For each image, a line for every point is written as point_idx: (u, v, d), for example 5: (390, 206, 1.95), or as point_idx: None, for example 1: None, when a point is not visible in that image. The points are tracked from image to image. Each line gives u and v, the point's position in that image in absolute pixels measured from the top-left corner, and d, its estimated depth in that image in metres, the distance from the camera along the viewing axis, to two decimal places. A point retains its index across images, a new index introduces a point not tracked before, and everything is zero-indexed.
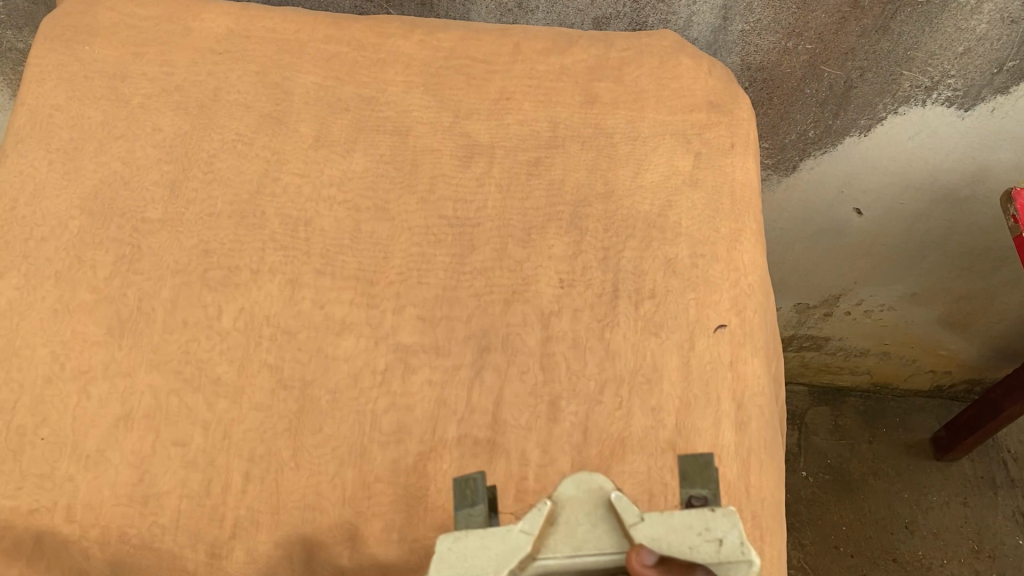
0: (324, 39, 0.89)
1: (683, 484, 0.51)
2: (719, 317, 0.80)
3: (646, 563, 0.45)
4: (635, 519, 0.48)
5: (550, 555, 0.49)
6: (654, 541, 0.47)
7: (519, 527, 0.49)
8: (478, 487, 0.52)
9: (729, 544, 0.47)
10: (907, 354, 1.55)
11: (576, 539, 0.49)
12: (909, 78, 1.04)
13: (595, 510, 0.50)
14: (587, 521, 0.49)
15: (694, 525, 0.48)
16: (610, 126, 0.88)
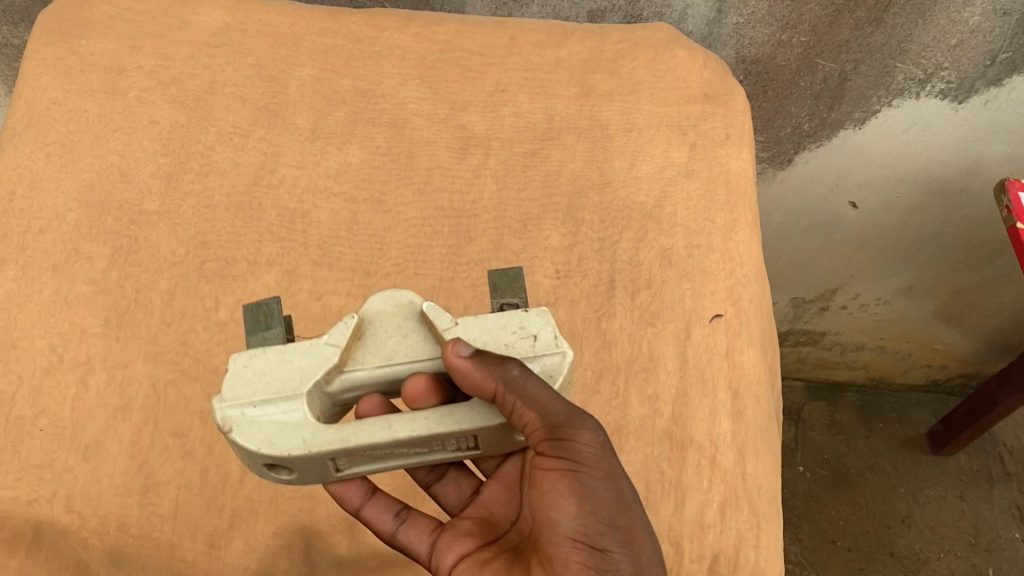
0: (319, 32, 0.90)
1: (493, 293, 0.57)
2: (715, 307, 0.80)
3: (462, 353, 0.51)
4: (447, 324, 0.54)
5: (358, 361, 0.54)
6: (468, 340, 0.54)
7: (324, 339, 0.53)
8: (274, 311, 0.55)
9: (543, 337, 0.54)
10: (904, 349, 1.55)
11: (383, 349, 0.55)
12: (903, 71, 1.05)
13: (402, 322, 0.56)
14: (399, 332, 0.55)
15: (505, 324, 0.55)
16: (606, 117, 0.89)
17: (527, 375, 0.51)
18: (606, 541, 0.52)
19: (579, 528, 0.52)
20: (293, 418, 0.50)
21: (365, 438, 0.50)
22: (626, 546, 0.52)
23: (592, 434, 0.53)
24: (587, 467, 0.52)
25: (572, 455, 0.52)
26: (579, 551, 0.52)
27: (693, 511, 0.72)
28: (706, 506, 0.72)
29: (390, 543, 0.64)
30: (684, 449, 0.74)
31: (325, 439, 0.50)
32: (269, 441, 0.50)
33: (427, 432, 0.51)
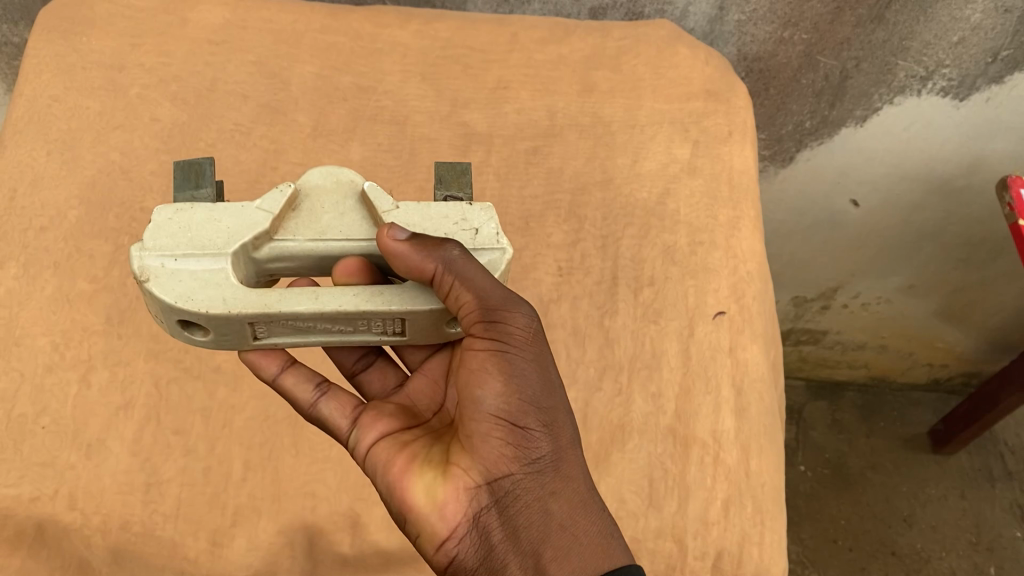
0: (320, 29, 0.89)
1: (436, 187, 0.59)
2: (718, 304, 0.80)
3: (398, 238, 0.52)
4: (387, 206, 0.55)
5: (288, 231, 0.55)
6: (407, 223, 0.55)
7: (257, 205, 0.54)
8: (207, 173, 0.55)
9: (483, 232, 0.56)
10: (905, 348, 1.54)
11: (316, 222, 0.56)
12: (904, 68, 1.05)
13: (339, 201, 0.57)
14: (335, 212, 0.56)
15: (443, 215, 0.57)
16: (608, 114, 0.89)
17: (465, 258, 0.51)
18: (528, 421, 0.51)
19: (503, 405, 0.51)
20: (215, 276, 0.51)
21: (289, 306, 0.51)
22: (546, 429, 0.52)
23: (524, 318, 0.52)
24: (515, 349, 0.52)
25: (499, 335, 0.51)
26: (498, 430, 0.51)
27: (697, 508, 0.72)
28: (710, 503, 0.72)
29: (310, 418, 0.62)
30: (688, 446, 0.74)
31: (247, 301, 0.50)
32: (186, 293, 0.50)
33: (353, 308, 0.51)
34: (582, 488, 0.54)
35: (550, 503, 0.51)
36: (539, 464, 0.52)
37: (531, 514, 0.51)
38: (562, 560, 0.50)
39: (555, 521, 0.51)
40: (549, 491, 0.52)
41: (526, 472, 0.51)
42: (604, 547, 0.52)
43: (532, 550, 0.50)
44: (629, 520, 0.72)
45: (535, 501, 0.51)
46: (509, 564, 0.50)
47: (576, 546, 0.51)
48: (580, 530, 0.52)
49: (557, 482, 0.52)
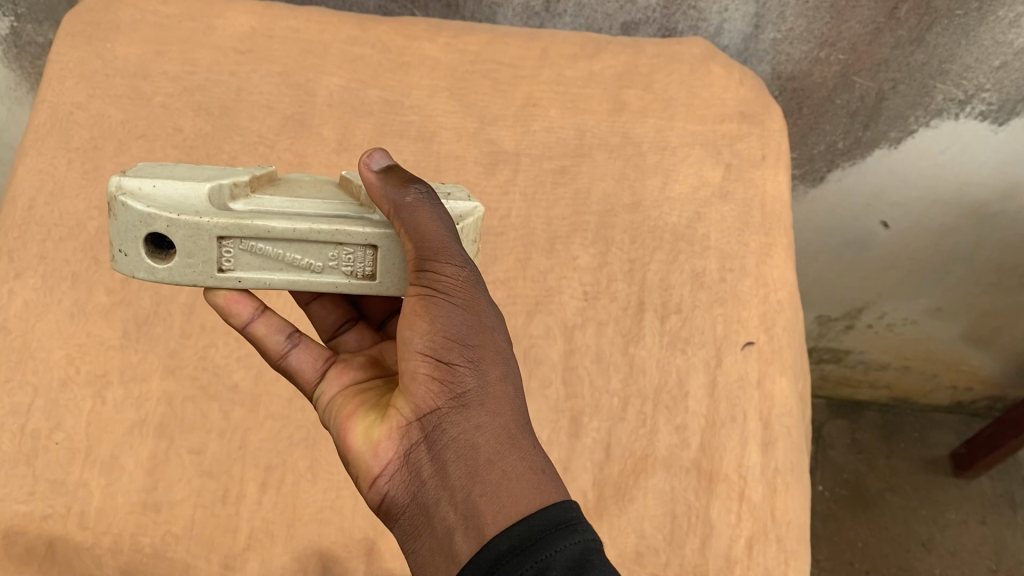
0: (348, 40, 0.86)
1: None
2: (747, 334, 0.78)
3: (372, 175, 0.52)
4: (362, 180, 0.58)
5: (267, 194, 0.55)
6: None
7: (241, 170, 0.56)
8: None
9: (454, 197, 0.56)
10: (929, 369, 1.50)
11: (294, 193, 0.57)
12: (943, 91, 1.02)
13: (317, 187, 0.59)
14: (313, 189, 0.58)
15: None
16: (639, 135, 0.86)
17: (419, 201, 0.50)
18: (453, 357, 0.48)
19: (429, 344, 0.48)
20: (192, 197, 0.51)
21: (263, 221, 0.51)
22: (476, 366, 0.48)
23: (459, 265, 0.49)
24: (447, 295, 0.48)
25: (431, 274, 0.49)
26: (426, 367, 0.48)
27: (720, 546, 0.70)
28: (733, 541, 0.70)
29: (277, 368, 0.59)
30: (713, 481, 0.73)
31: (221, 213, 0.51)
32: (156, 202, 0.50)
33: (326, 228, 0.52)
34: (517, 426, 0.48)
35: (476, 438, 0.47)
36: (464, 401, 0.48)
37: (456, 448, 0.47)
38: (490, 497, 0.45)
39: (482, 456, 0.46)
40: (476, 424, 0.47)
41: (451, 407, 0.47)
42: (542, 485, 0.46)
43: (461, 485, 0.46)
44: (650, 556, 0.71)
45: (459, 436, 0.47)
46: (439, 500, 0.47)
47: (507, 480, 0.46)
48: (513, 469, 0.46)
49: (485, 417, 0.47)
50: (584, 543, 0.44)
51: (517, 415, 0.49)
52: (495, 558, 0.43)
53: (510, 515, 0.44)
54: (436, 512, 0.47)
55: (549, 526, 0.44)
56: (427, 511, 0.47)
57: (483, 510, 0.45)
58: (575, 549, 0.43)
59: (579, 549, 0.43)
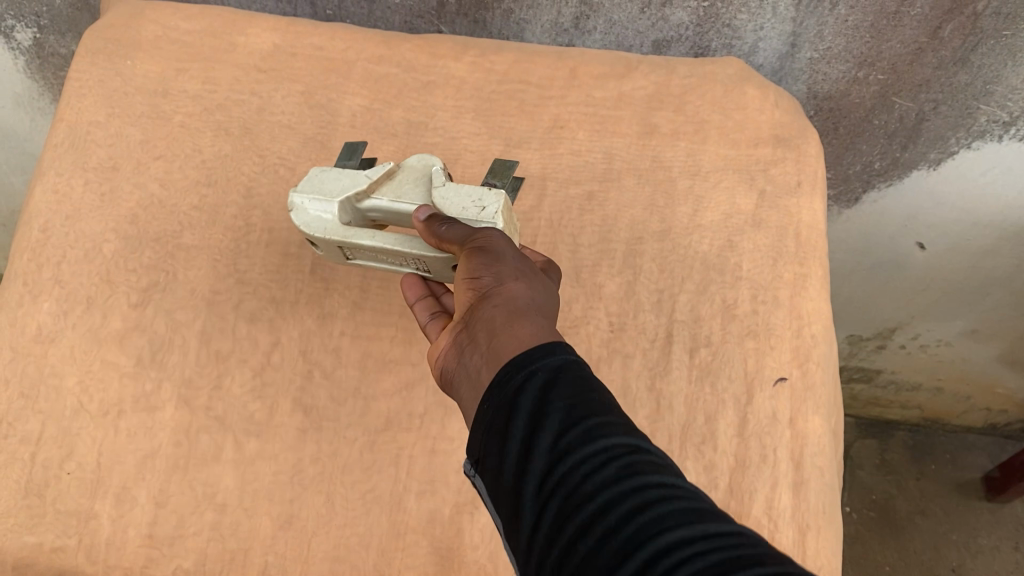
0: (371, 58, 0.84)
1: (486, 178, 0.68)
2: (779, 370, 0.75)
3: (420, 217, 0.61)
4: (437, 181, 0.64)
5: (376, 196, 0.66)
6: (439, 198, 0.63)
7: (365, 173, 0.67)
8: (359, 151, 0.71)
9: (486, 210, 0.62)
10: (962, 390, 1.45)
11: (398, 190, 0.67)
12: (987, 113, 0.97)
13: (417, 179, 0.67)
14: (412, 183, 0.67)
15: (473, 196, 0.63)
16: (669, 159, 0.83)
17: (448, 227, 0.58)
18: (484, 264, 0.53)
19: (466, 264, 0.54)
20: (328, 209, 0.66)
21: (358, 240, 0.65)
22: (496, 270, 0.53)
23: (491, 230, 0.57)
24: (482, 240, 0.56)
25: (465, 238, 0.56)
26: (463, 283, 0.54)
27: None
28: None
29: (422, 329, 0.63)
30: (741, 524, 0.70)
31: (337, 230, 0.65)
32: (306, 216, 0.66)
33: (397, 247, 0.64)
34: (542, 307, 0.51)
35: (496, 310, 0.50)
36: (490, 290, 0.52)
37: (482, 322, 0.51)
38: (501, 341, 0.48)
39: (499, 319, 0.50)
40: (497, 301, 0.51)
41: (481, 297, 0.52)
42: (546, 333, 0.48)
43: (483, 343, 0.49)
44: None
45: (486, 313, 0.51)
46: (473, 362, 0.50)
47: (517, 331, 0.48)
48: (518, 324, 0.49)
49: (507, 297, 0.51)
50: (575, 374, 0.44)
51: (536, 304, 0.51)
52: (495, 381, 0.45)
53: (512, 351, 0.47)
54: (471, 372, 0.50)
55: (534, 353, 0.45)
56: (467, 375, 0.50)
57: (495, 352, 0.48)
58: (557, 366, 0.44)
59: (559, 376, 0.43)
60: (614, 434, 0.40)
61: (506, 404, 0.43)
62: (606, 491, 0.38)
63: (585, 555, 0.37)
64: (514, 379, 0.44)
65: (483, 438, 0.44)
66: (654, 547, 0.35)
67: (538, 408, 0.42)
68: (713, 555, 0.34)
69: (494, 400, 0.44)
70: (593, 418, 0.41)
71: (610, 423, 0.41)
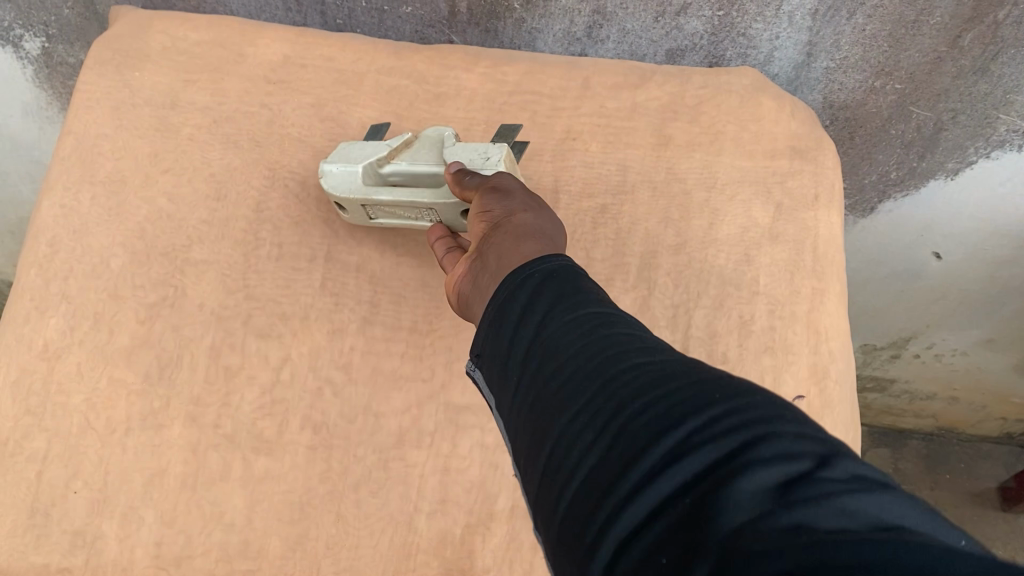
0: (383, 69, 0.83)
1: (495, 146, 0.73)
2: (796, 388, 0.74)
3: (452, 169, 0.64)
4: (449, 142, 0.69)
5: (394, 162, 0.71)
6: (450, 154, 0.68)
7: (386, 142, 0.72)
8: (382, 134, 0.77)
9: (492, 160, 0.67)
10: (978, 400, 1.43)
11: (414, 156, 0.71)
12: (1007, 122, 0.95)
13: (432, 144, 0.72)
14: (428, 148, 0.71)
15: (479, 151, 0.68)
16: (684, 171, 0.81)
17: (475, 175, 0.62)
18: (496, 200, 0.58)
19: (480, 201, 0.59)
20: (350, 172, 0.70)
21: (375, 195, 0.69)
22: (505, 204, 0.57)
23: (503, 174, 0.62)
24: (496, 181, 0.60)
25: (482, 182, 0.61)
26: (478, 218, 0.59)
27: None
28: None
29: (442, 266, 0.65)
30: None
31: (358, 188, 0.70)
32: (330, 180, 0.71)
33: (410, 198, 0.68)
34: (546, 231, 0.55)
35: (504, 231, 0.55)
36: (499, 219, 0.57)
37: (491, 244, 0.55)
38: (506, 256, 0.52)
39: (506, 239, 0.54)
40: (504, 226, 0.55)
41: (491, 225, 0.57)
42: (549, 250, 0.52)
43: (490, 260, 0.54)
44: None
45: (494, 237, 0.55)
46: (482, 278, 0.54)
47: (520, 246, 0.52)
48: (523, 240, 0.53)
49: (514, 222, 0.55)
50: (569, 271, 0.48)
51: (545, 228, 0.55)
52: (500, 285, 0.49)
53: (516, 261, 0.51)
54: (480, 285, 0.54)
55: (534, 261, 0.49)
56: (477, 290, 0.55)
57: (502, 264, 0.52)
58: (551, 266, 0.48)
59: (552, 272, 0.48)
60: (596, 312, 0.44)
61: (505, 299, 0.48)
62: (581, 346, 0.42)
63: (557, 403, 0.40)
64: (512, 280, 0.48)
65: (480, 332, 0.49)
66: (618, 384, 0.38)
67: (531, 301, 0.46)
68: (665, 374, 0.38)
69: (495, 298, 0.49)
70: (578, 301, 0.45)
71: (592, 302, 0.45)
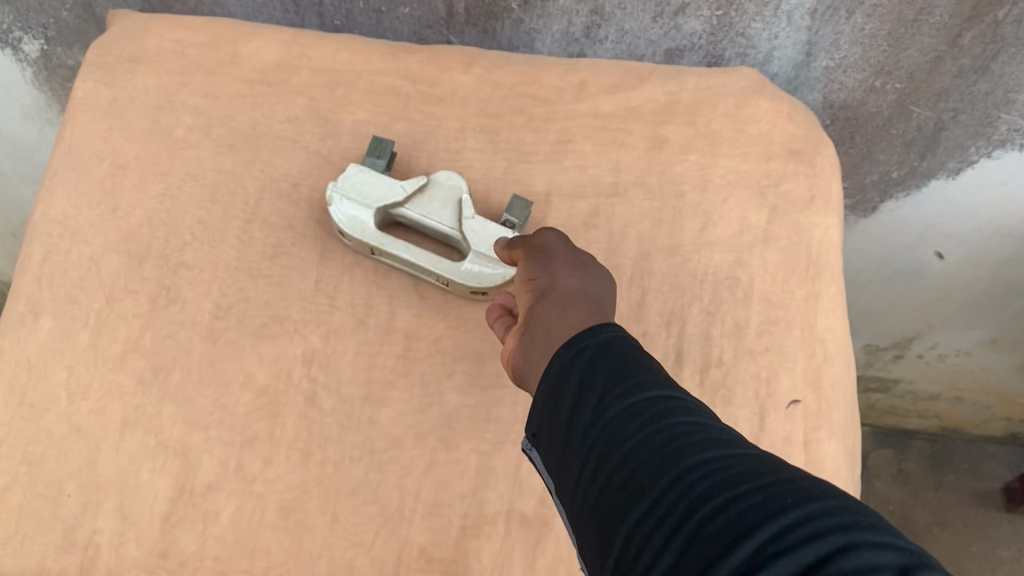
0: (377, 70, 0.83)
1: (506, 212, 0.77)
2: (792, 393, 0.74)
3: (501, 241, 0.70)
4: (466, 214, 0.74)
5: (408, 207, 0.76)
6: (469, 229, 0.74)
7: (401, 184, 0.75)
8: (387, 146, 0.77)
9: None
10: (982, 401, 1.42)
11: (427, 207, 0.76)
12: (1008, 122, 0.94)
13: (446, 200, 0.76)
14: (441, 203, 0.76)
15: (499, 235, 0.74)
16: (679, 173, 0.81)
17: (521, 240, 0.66)
18: (540, 266, 0.61)
19: (527, 267, 0.63)
20: (363, 214, 0.74)
21: (391, 250, 0.74)
22: (550, 269, 0.60)
23: (549, 232, 0.65)
24: (540, 243, 0.64)
25: (526, 244, 0.65)
26: (524, 286, 0.62)
27: None
28: None
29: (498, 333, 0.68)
30: None
31: (371, 236, 0.74)
32: (342, 215, 0.74)
33: (425, 263, 0.73)
34: (589, 295, 0.58)
35: (551, 299, 0.58)
36: (544, 286, 0.60)
37: (537, 312, 0.58)
38: (555, 322, 0.55)
39: (552, 306, 0.57)
40: (551, 293, 0.58)
41: (537, 293, 0.60)
42: (596, 315, 0.55)
43: (538, 327, 0.57)
44: None
45: (540, 306, 0.58)
46: (531, 344, 0.57)
47: (567, 313, 0.55)
48: (571, 307, 0.56)
49: (558, 289, 0.59)
50: (621, 347, 0.49)
51: (589, 291, 0.59)
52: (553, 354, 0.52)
53: (566, 329, 0.54)
54: (530, 350, 0.57)
55: (584, 334, 0.51)
56: (526, 355, 0.58)
57: (551, 332, 0.55)
58: (602, 338, 0.50)
59: (604, 348, 0.49)
60: (651, 389, 0.45)
61: (558, 376, 0.49)
62: (643, 439, 0.42)
63: (623, 490, 0.41)
64: (562, 355, 0.50)
65: (534, 412, 0.50)
66: (687, 474, 0.39)
67: (584, 383, 0.47)
68: (739, 474, 0.38)
69: (547, 376, 0.50)
70: (634, 377, 0.46)
71: (648, 380, 0.46)
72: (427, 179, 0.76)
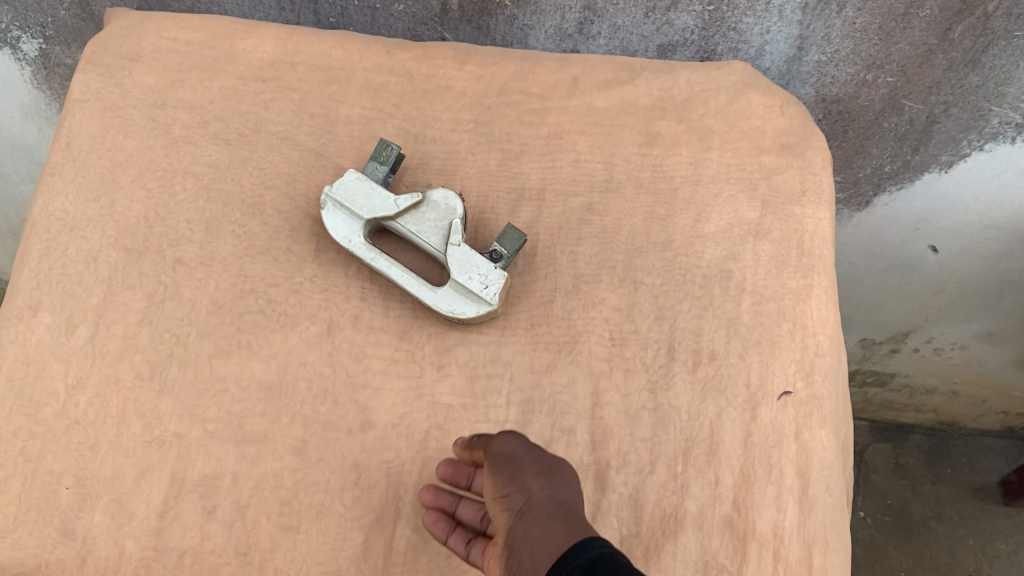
0: (372, 67, 0.84)
1: (497, 241, 0.75)
2: (783, 384, 0.74)
3: (459, 442, 0.69)
4: (453, 242, 0.74)
5: (400, 220, 0.76)
6: (452, 259, 0.73)
7: (395, 199, 0.75)
8: (391, 154, 0.76)
9: (489, 285, 0.72)
10: (978, 394, 1.43)
11: (419, 224, 0.76)
12: (999, 115, 0.95)
13: (439, 222, 0.75)
14: (433, 224, 0.76)
15: (481, 268, 0.73)
16: (672, 168, 0.81)
17: (483, 441, 0.65)
18: (505, 474, 0.59)
19: (491, 493, 0.59)
20: (354, 222, 0.75)
21: (375, 264, 0.74)
22: (519, 479, 0.57)
23: (506, 437, 0.63)
24: (501, 449, 0.61)
25: (489, 455, 0.62)
26: (495, 505, 0.59)
27: None
28: None
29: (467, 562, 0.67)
30: (747, 540, 0.70)
31: (357, 247, 0.74)
32: (334, 221, 0.75)
33: (405, 283, 0.74)
34: (563, 505, 0.55)
35: (524, 516, 0.54)
36: (512, 498, 0.57)
37: (512, 531, 0.55)
38: (531, 550, 0.52)
39: (525, 525, 0.53)
40: (522, 508, 0.55)
41: (507, 508, 0.57)
42: (573, 532, 0.51)
43: (515, 553, 0.53)
44: None
45: (514, 523, 0.55)
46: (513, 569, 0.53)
47: (542, 534, 0.52)
48: (545, 524, 0.53)
49: (529, 500, 0.55)
50: (610, 565, 0.45)
51: (562, 500, 0.55)
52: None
53: (546, 555, 0.50)
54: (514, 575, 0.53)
55: (569, 556, 0.48)
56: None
57: (530, 560, 0.51)
58: (589, 558, 0.47)
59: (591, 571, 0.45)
60: None
61: None
62: None
63: None
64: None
65: None
66: None
67: None
68: None
69: None
70: None
71: None
72: (422, 197, 0.76)
